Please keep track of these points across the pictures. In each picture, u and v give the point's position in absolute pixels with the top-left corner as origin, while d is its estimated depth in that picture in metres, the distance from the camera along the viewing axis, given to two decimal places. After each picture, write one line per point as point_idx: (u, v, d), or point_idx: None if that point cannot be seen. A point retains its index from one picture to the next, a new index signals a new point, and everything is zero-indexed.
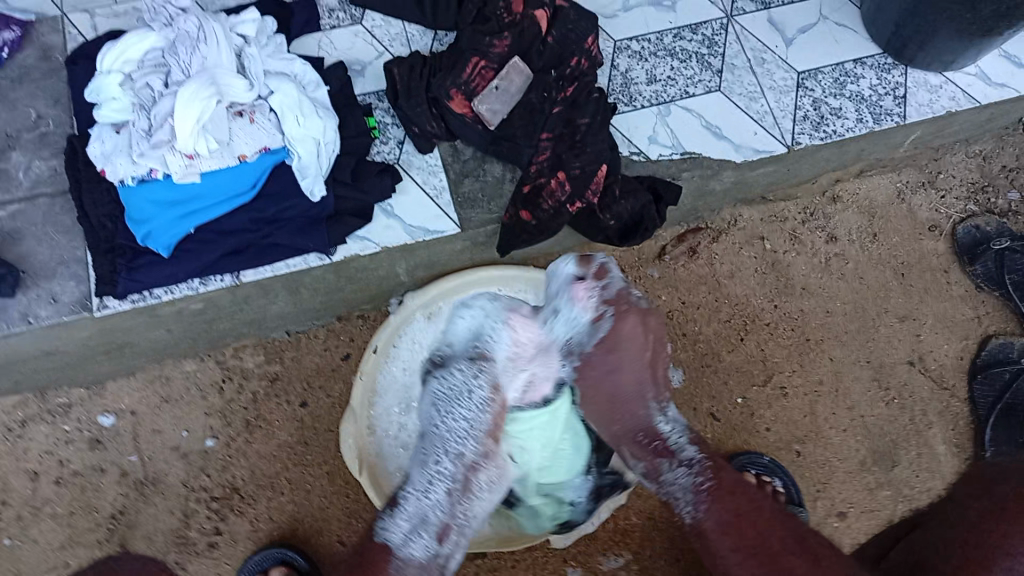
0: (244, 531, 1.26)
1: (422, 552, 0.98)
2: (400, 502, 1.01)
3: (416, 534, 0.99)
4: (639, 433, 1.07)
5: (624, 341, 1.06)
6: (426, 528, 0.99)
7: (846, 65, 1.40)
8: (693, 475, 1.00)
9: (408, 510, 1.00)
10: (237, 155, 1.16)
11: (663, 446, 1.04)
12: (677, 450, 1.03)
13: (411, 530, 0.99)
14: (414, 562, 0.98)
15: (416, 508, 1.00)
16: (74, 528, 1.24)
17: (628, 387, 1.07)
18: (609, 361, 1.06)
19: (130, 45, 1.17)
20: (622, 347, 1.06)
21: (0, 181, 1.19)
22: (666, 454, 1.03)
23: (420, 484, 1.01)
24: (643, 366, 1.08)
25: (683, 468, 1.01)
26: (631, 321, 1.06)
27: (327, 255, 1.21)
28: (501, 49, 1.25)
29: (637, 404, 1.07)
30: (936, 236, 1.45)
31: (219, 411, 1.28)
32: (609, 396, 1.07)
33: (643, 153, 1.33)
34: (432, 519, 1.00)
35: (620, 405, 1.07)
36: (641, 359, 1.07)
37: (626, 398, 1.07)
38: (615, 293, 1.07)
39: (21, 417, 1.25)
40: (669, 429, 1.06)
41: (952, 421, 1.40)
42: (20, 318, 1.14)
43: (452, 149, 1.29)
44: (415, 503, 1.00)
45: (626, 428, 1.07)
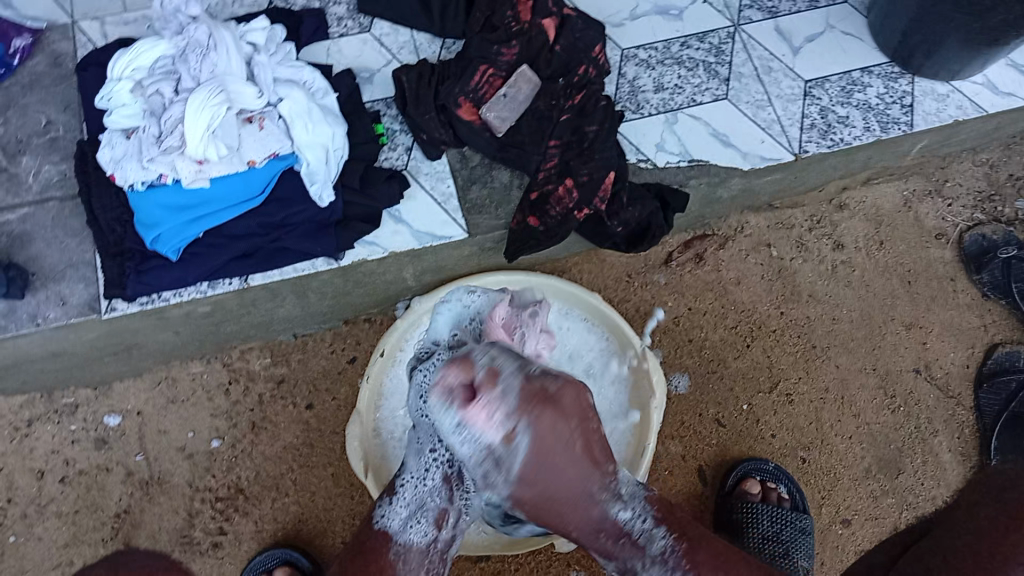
0: (248, 531, 1.26)
1: (422, 538, 0.94)
2: (398, 489, 0.97)
3: (414, 521, 0.94)
4: (598, 532, 0.86)
5: (555, 446, 0.78)
6: (424, 513, 0.94)
7: (853, 73, 1.40)
8: (671, 574, 0.85)
9: (406, 496, 0.96)
10: (246, 162, 1.17)
11: (628, 541, 0.86)
12: (644, 542, 0.86)
13: (409, 516, 0.95)
14: (415, 548, 0.93)
15: (415, 495, 0.96)
16: (77, 527, 1.24)
17: (572, 488, 0.82)
18: (545, 469, 0.79)
19: (142, 53, 1.19)
20: (550, 454, 0.79)
21: (10, 185, 1.21)
22: (633, 549, 0.86)
23: (417, 470, 0.97)
24: (580, 462, 0.82)
25: (658, 565, 0.86)
26: (555, 412, 0.78)
27: (335, 260, 1.22)
28: (509, 57, 1.28)
29: (587, 505, 0.84)
30: (942, 245, 1.45)
31: (224, 414, 1.29)
32: (552, 505, 0.83)
33: (650, 160, 1.33)
34: (432, 504, 0.95)
35: (570, 511, 0.84)
36: (573, 459, 0.81)
37: (573, 502, 0.83)
38: (521, 393, 0.78)
39: (27, 417, 1.26)
40: (630, 519, 0.86)
41: (957, 430, 1.40)
42: (30, 320, 1.15)
43: (460, 155, 1.31)
44: (413, 489, 0.96)
45: (581, 528, 0.86)
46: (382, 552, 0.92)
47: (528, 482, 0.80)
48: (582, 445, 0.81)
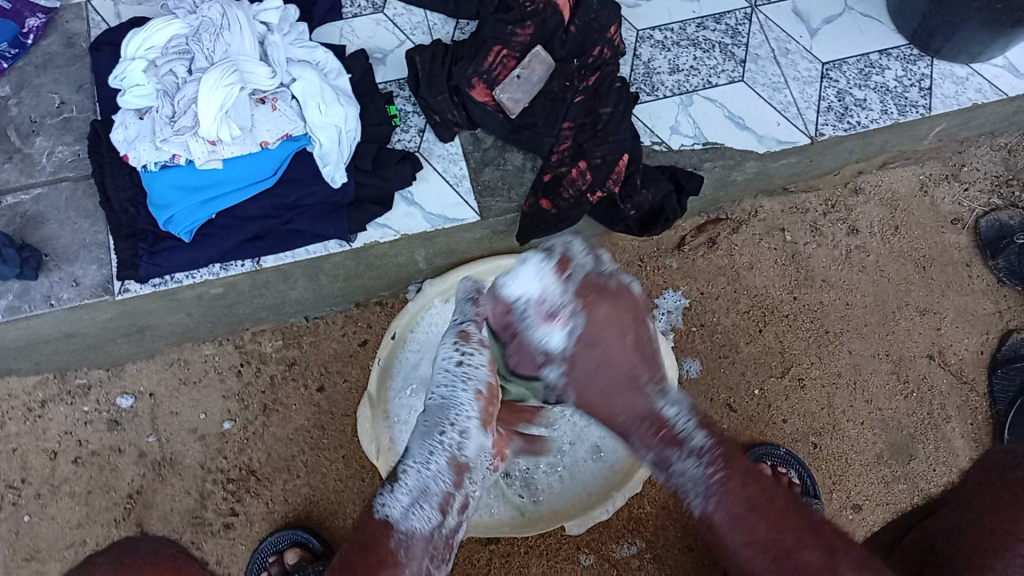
0: (259, 512, 1.27)
1: (425, 525, 0.86)
2: (398, 475, 0.89)
3: (417, 507, 0.86)
4: (643, 423, 0.84)
5: (602, 330, 0.87)
6: (428, 499, 0.87)
7: (871, 56, 1.39)
8: (703, 465, 0.78)
9: (408, 484, 0.88)
10: (259, 142, 1.17)
11: (668, 433, 0.82)
12: (686, 438, 0.81)
13: (411, 503, 0.87)
14: (419, 535, 0.85)
15: (418, 480, 0.88)
16: (91, 507, 1.25)
17: (623, 365, 0.86)
18: (597, 333, 0.87)
19: (155, 33, 1.18)
20: (601, 331, 0.87)
21: (23, 165, 1.21)
22: (674, 442, 0.81)
23: (420, 455, 0.90)
24: (626, 348, 0.87)
25: (695, 459, 0.79)
26: (612, 301, 0.89)
27: (347, 241, 1.22)
28: (523, 37, 1.26)
29: (632, 387, 0.85)
30: (958, 229, 1.44)
31: (236, 394, 1.29)
32: (599, 382, 0.86)
33: (664, 143, 1.32)
34: (435, 490, 0.88)
35: (611, 390, 0.85)
36: (627, 338, 0.87)
37: (621, 375, 0.86)
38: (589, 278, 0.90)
39: (40, 398, 1.27)
40: (675, 414, 0.83)
41: (971, 416, 1.39)
42: (43, 300, 1.15)
43: (473, 137, 1.30)
44: (415, 476, 0.89)
45: (628, 420, 0.85)
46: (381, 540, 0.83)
47: (584, 346, 0.87)
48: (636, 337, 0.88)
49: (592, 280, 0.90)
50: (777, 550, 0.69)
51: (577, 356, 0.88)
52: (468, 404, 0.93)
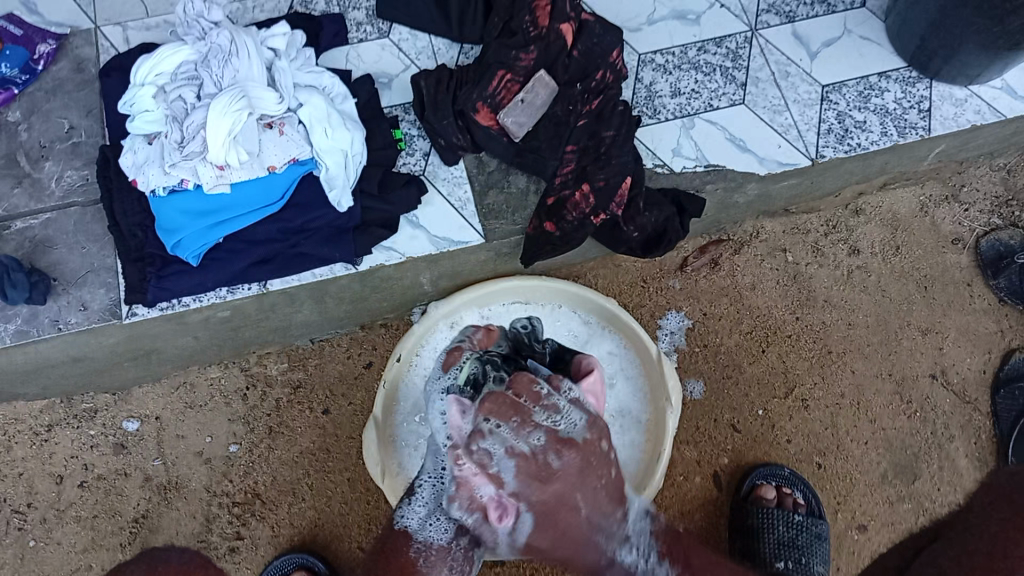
0: (265, 536, 1.28)
1: (442, 535, 0.98)
2: (416, 488, 1.04)
3: (433, 519, 1.00)
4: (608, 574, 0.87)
5: (560, 486, 0.75)
6: (442, 510, 0.99)
7: (870, 78, 1.40)
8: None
9: (424, 497, 1.02)
10: (266, 167, 1.18)
11: (632, 574, 0.90)
12: (650, 574, 0.91)
13: (428, 513, 1.01)
14: (436, 542, 0.97)
15: (432, 495, 1.02)
16: (97, 531, 1.27)
17: (584, 537, 0.79)
18: (558, 523, 0.76)
19: (164, 58, 1.19)
20: (558, 515, 0.76)
21: (33, 191, 1.22)
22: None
23: (436, 468, 1.02)
24: (590, 515, 0.78)
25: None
26: (566, 472, 0.75)
27: (352, 265, 1.23)
28: (526, 62, 1.26)
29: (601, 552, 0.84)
30: (959, 249, 1.45)
31: (241, 418, 1.30)
32: (564, 554, 0.80)
33: (667, 166, 1.33)
34: (448, 500, 1.00)
35: (579, 557, 0.82)
36: (587, 517, 0.77)
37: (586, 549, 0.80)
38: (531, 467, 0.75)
39: (48, 421, 1.28)
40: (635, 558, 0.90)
41: (974, 435, 1.39)
42: (51, 325, 1.16)
43: (477, 160, 1.31)
44: (429, 489, 1.03)
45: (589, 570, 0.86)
46: (403, 550, 0.96)
47: (541, 529, 0.77)
48: (596, 504, 0.78)
49: (550, 439, 0.76)
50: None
51: (537, 538, 0.78)
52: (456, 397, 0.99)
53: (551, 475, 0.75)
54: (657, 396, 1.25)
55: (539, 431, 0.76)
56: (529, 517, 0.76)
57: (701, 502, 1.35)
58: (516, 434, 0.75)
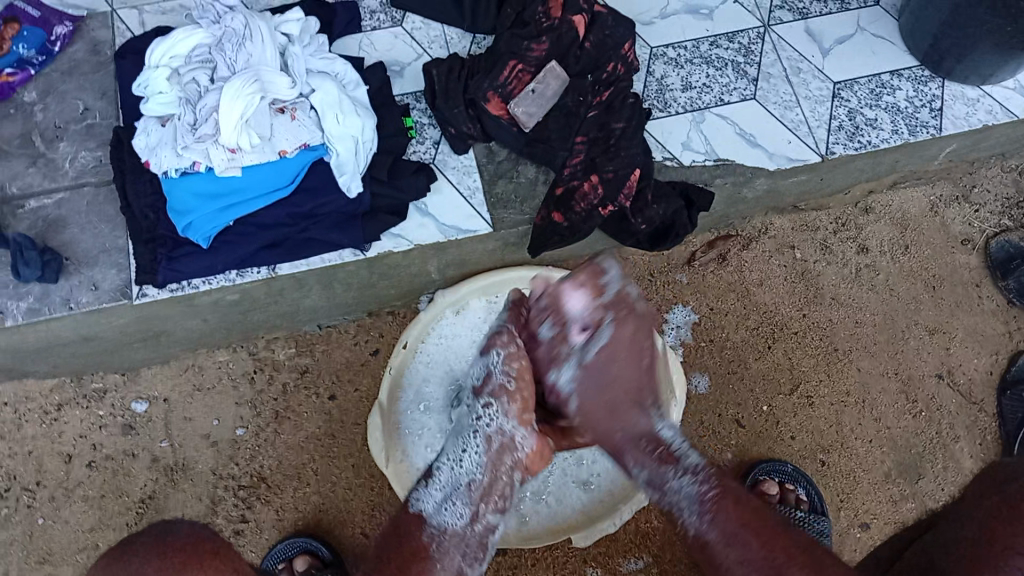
0: (269, 520, 1.28)
1: (456, 521, 0.92)
2: (434, 472, 0.96)
3: (450, 503, 0.93)
4: (640, 442, 0.91)
5: (622, 349, 0.90)
6: (461, 494, 0.93)
7: (882, 76, 1.40)
8: (698, 484, 0.87)
9: (441, 479, 0.95)
10: (278, 151, 1.18)
11: (665, 452, 0.91)
12: (680, 456, 0.90)
13: (445, 498, 0.93)
14: (449, 531, 0.92)
15: (450, 478, 0.94)
16: (104, 511, 1.27)
17: (632, 395, 0.92)
18: (609, 370, 0.90)
19: (179, 41, 1.19)
20: (622, 354, 0.91)
21: (47, 171, 1.22)
22: (669, 461, 0.90)
23: (454, 453, 0.96)
24: (640, 370, 0.92)
25: (688, 476, 0.88)
26: (632, 322, 0.91)
27: (361, 250, 1.23)
28: (539, 52, 1.27)
29: (637, 410, 0.92)
30: (968, 250, 1.45)
31: (249, 401, 1.30)
32: (610, 406, 0.91)
33: (676, 159, 1.33)
34: (467, 484, 0.94)
35: (620, 413, 0.91)
36: (640, 367, 0.92)
37: (628, 406, 0.92)
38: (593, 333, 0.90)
39: (57, 401, 1.28)
40: (671, 436, 0.92)
41: (979, 436, 1.39)
42: (62, 303, 1.16)
43: (487, 150, 1.31)
44: (449, 473, 0.95)
45: (625, 438, 0.92)
46: (415, 534, 0.91)
47: (592, 374, 0.90)
48: (645, 367, 0.93)
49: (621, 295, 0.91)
50: (768, 568, 0.77)
51: (592, 375, 0.91)
52: (493, 368, 0.94)
53: (626, 314, 0.90)
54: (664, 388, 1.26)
55: (606, 292, 0.90)
56: (608, 332, 0.90)
57: None
58: (609, 282, 0.91)
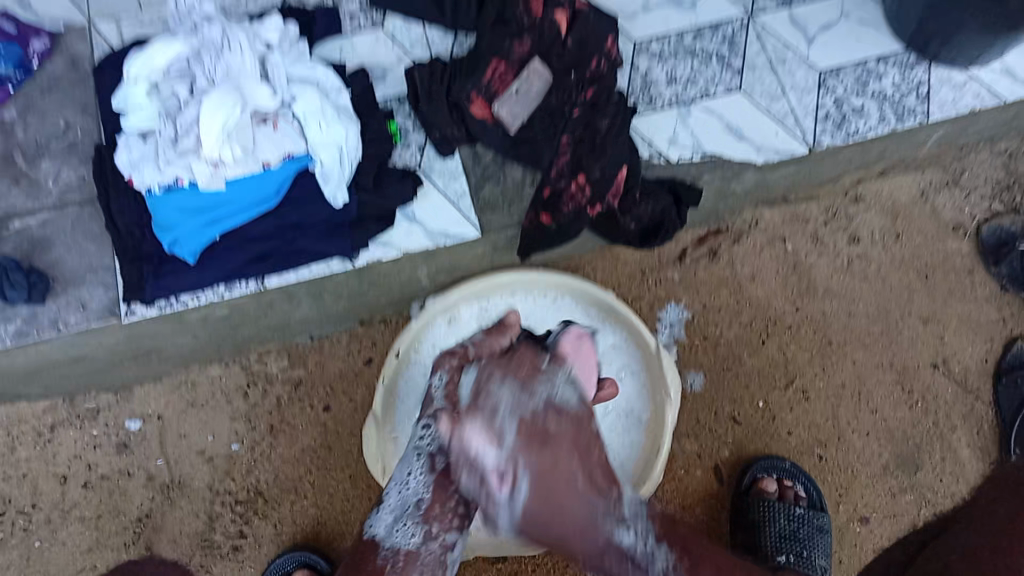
0: (268, 535, 1.29)
1: (409, 540, 0.92)
2: (385, 495, 0.96)
3: (401, 525, 0.93)
4: (608, 562, 0.80)
5: (548, 484, 0.79)
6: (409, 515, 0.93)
7: (869, 62, 1.38)
8: None
9: (391, 503, 0.95)
10: (261, 163, 1.17)
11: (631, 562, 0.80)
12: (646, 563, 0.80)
13: (395, 521, 0.93)
14: (401, 551, 0.92)
15: (401, 500, 0.94)
16: (101, 532, 1.28)
17: (575, 514, 0.79)
18: (543, 512, 0.79)
19: (157, 52, 1.17)
20: (549, 488, 0.78)
21: (30, 191, 1.22)
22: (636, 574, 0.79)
23: (399, 477, 0.96)
24: (577, 496, 0.79)
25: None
26: (556, 447, 0.81)
27: (350, 260, 1.24)
28: (522, 50, 1.26)
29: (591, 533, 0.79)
30: (960, 237, 1.45)
31: (243, 415, 1.30)
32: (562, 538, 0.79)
33: (663, 155, 1.33)
34: (416, 505, 0.93)
35: (573, 538, 0.79)
36: (575, 488, 0.79)
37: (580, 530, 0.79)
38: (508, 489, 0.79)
39: (50, 422, 1.28)
40: (633, 543, 0.80)
41: (977, 426, 1.39)
42: (51, 324, 1.16)
43: (472, 152, 1.30)
44: (398, 495, 0.95)
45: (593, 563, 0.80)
46: (370, 559, 0.92)
47: (531, 522, 0.80)
48: (579, 483, 0.80)
49: (526, 428, 0.81)
50: None
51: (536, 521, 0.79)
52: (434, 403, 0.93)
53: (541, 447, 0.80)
54: (657, 391, 1.26)
55: (502, 435, 0.81)
56: (526, 481, 0.79)
57: (701, 495, 1.36)
58: (506, 423, 0.81)
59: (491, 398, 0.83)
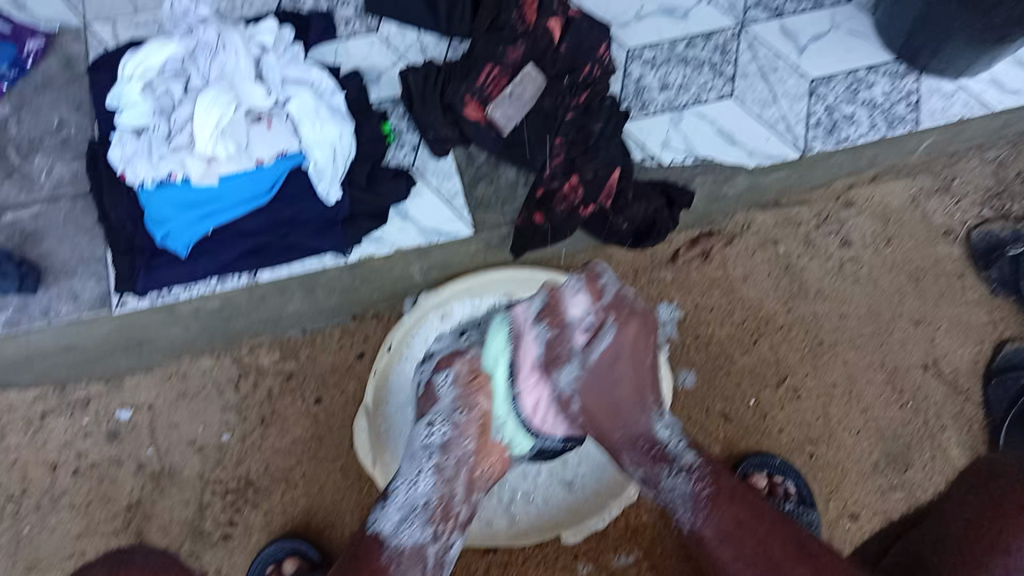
0: (258, 522, 1.28)
1: (414, 541, 0.96)
2: (390, 493, 0.99)
3: (409, 524, 0.97)
4: (640, 440, 1.05)
5: (620, 352, 1.00)
6: (417, 514, 0.97)
7: (858, 72, 1.40)
8: (691, 482, 1.01)
9: (398, 501, 0.98)
10: (254, 159, 1.17)
11: (661, 453, 1.03)
12: (674, 456, 1.03)
13: (401, 520, 0.97)
14: (408, 550, 0.95)
15: (405, 501, 0.98)
16: (91, 518, 1.26)
17: (626, 399, 1.03)
18: (611, 371, 1.00)
19: (152, 53, 1.18)
20: (621, 355, 1.00)
21: (23, 184, 1.22)
22: (663, 460, 1.03)
23: (409, 474, 1.00)
24: (639, 370, 1.03)
25: (684, 475, 1.02)
26: (631, 322, 1.00)
27: (343, 255, 1.24)
28: (513, 57, 1.27)
29: (636, 412, 1.04)
30: (950, 241, 1.45)
31: (235, 407, 1.30)
32: (611, 408, 1.03)
33: (656, 158, 1.34)
34: (422, 504, 0.98)
35: (621, 414, 1.03)
36: (642, 365, 1.03)
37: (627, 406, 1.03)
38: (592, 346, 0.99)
39: (41, 410, 1.27)
40: (667, 435, 1.04)
41: (966, 424, 1.39)
42: (42, 314, 1.17)
43: (466, 154, 1.31)
44: (404, 493, 0.99)
45: (624, 438, 1.05)
46: (375, 556, 0.94)
47: (593, 372, 1.00)
48: (647, 365, 1.04)
49: (614, 305, 0.99)
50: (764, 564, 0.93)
51: (592, 377, 1.00)
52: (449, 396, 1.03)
53: (625, 316, 0.99)
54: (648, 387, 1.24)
55: (602, 295, 0.98)
56: (607, 337, 0.98)
57: None
58: (606, 290, 0.99)
59: (575, 295, 0.98)
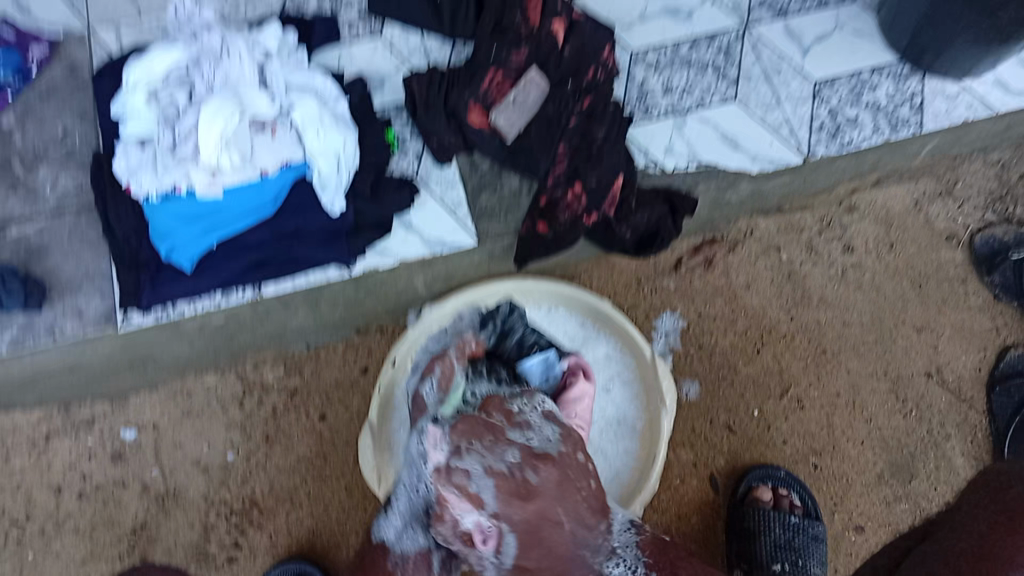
0: (263, 545, 1.28)
1: (418, 545, 1.01)
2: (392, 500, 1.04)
3: (409, 531, 1.02)
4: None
5: (542, 526, 0.83)
6: (419, 521, 1.01)
7: (863, 73, 1.39)
8: None
9: (400, 508, 1.03)
10: (259, 170, 1.16)
11: None
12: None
13: (405, 526, 1.02)
14: (412, 555, 1.02)
15: (407, 507, 1.02)
16: (95, 543, 1.27)
17: (573, 556, 0.87)
18: (538, 560, 0.85)
19: (155, 60, 1.16)
20: (537, 550, 0.84)
21: (26, 199, 1.21)
22: None
23: (408, 481, 1.02)
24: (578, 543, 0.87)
25: None
26: (537, 502, 0.83)
27: (346, 267, 1.24)
28: (518, 61, 1.27)
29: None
30: (953, 246, 1.45)
31: (239, 424, 1.30)
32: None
33: (659, 164, 1.33)
34: None
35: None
36: (575, 542, 0.86)
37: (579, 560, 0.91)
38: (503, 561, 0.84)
39: (45, 432, 1.28)
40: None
41: (970, 434, 1.40)
42: (46, 332, 1.17)
43: (470, 162, 1.30)
44: (406, 500, 1.02)
45: None
46: None
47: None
48: (575, 534, 0.86)
49: (509, 490, 0.82)
50: None
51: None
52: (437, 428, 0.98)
53: (525, 512, 0.83)
54: (652, 400, 1.27)
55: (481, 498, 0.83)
56: (511, 541, 0.83)
57: (698, 505, 1.35)
58: (485, 488, 0.83)
59: (466, 469, 0.84)
